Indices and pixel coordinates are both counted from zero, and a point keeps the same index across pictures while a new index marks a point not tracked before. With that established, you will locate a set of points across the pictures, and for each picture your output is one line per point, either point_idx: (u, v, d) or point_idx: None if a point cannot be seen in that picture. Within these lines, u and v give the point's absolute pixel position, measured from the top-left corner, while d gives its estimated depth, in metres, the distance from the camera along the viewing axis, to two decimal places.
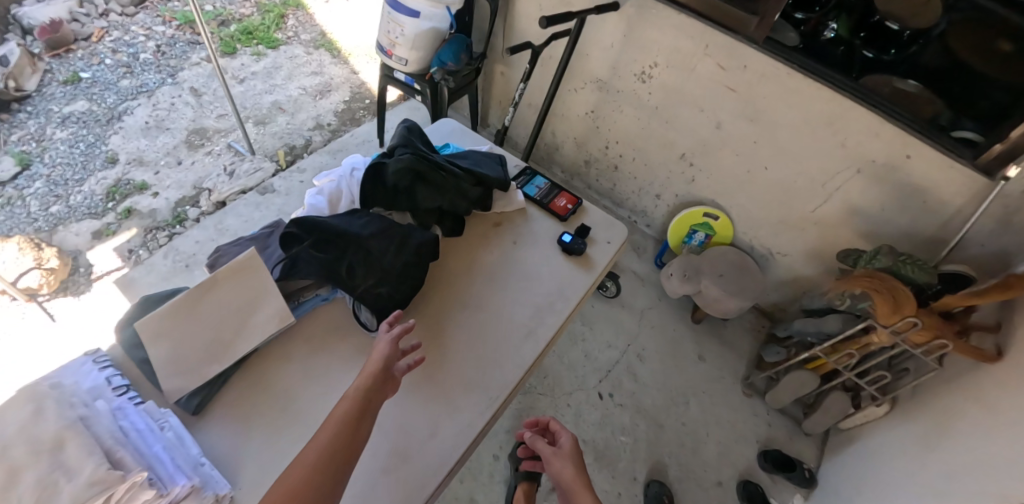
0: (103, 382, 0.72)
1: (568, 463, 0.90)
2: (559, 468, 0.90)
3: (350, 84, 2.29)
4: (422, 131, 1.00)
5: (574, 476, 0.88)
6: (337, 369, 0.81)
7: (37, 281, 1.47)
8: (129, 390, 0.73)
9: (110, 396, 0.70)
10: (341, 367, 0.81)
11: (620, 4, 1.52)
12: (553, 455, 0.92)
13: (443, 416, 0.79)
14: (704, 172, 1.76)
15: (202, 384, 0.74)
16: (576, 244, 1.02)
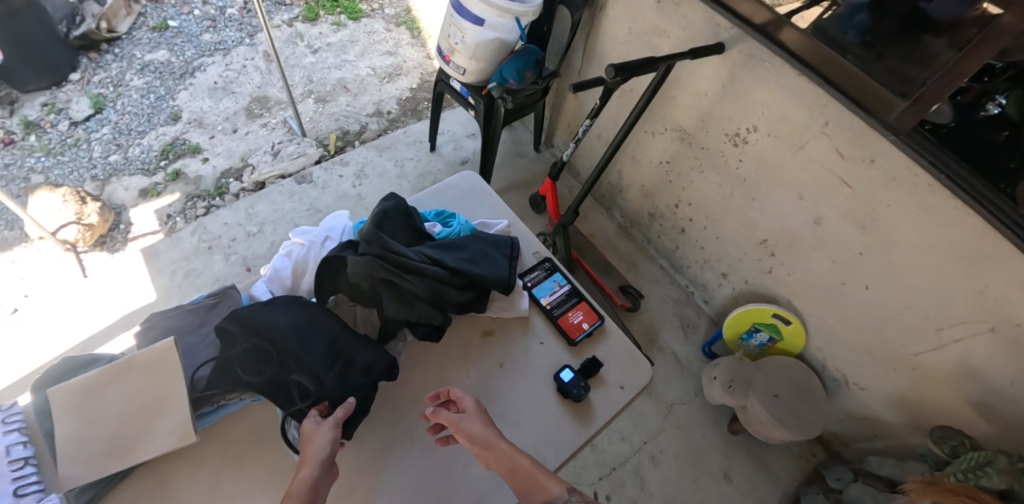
0: (2, 450, 0.67)
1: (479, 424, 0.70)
2: (472, 435, 0.69)
3: (422, 70, 2.09)
4: (406, 208, 0.82)
5: (494, 439, 0.68)
6: (245, 495, 0.71)
7: (74, 235, 1.54)
8: (27, 462, 0.68)
9: (3, 470, 0.65)
10: (250, 494, 0.71)
11: (722, 49, 1.22)
12: (456, 425, 0.69)
13: None
14: (786, 266, 1.44)
15: (99, 479, 0.68)
16: (575, 389, 0.82)
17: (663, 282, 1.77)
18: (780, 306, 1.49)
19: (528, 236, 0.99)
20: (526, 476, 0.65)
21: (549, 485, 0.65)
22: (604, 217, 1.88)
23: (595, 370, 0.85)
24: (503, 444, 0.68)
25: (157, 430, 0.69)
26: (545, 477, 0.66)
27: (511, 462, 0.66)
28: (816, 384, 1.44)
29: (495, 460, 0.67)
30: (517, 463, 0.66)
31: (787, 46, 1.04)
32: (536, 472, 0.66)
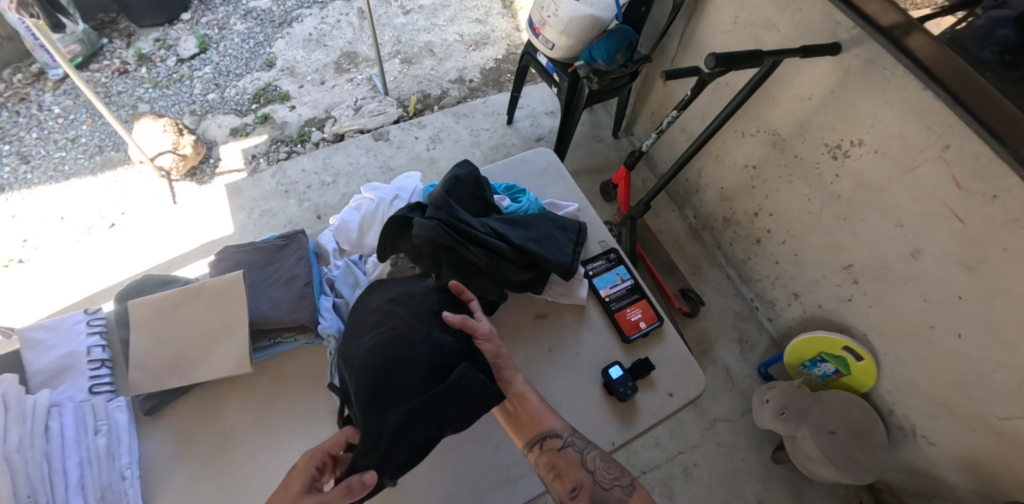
0: (84, 350, 0.78)
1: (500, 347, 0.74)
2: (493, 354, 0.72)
3: (508, 41, 2.06)
4: (481, 177, 0.81)
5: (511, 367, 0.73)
6: (288, 427, 0.78)
7: (170, 164, 1.69)
8: (103, 365, 0.78)
9: (84, 368, 0.76)
10: (293, 427, 0.77)
11: (837, 51, 1.11)
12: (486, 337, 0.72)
13: None
14: (868, 297, 1.31)
15: (160, 391, 0.76)
16: (623, 389, 0.79)
17: (727, 292, 1.67)
18: (854, 339, 1.37)
19: (596, 224, 0.95)
20: (535, 405, 0.71)
21: (554, 419, 0.71)
22: (674, 215, 1.79)
23: (646, 373, 0.81)
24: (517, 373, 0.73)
25: (217, 355, 0.74)
26: (550, 411, 0.72)
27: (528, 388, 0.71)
28: (880, 429, 1.32)
29: (509, 383, 0.71)
30: (529, 393, 0.72)
31: (914, 54, 0.95)
32: (544, 405, 0.72)
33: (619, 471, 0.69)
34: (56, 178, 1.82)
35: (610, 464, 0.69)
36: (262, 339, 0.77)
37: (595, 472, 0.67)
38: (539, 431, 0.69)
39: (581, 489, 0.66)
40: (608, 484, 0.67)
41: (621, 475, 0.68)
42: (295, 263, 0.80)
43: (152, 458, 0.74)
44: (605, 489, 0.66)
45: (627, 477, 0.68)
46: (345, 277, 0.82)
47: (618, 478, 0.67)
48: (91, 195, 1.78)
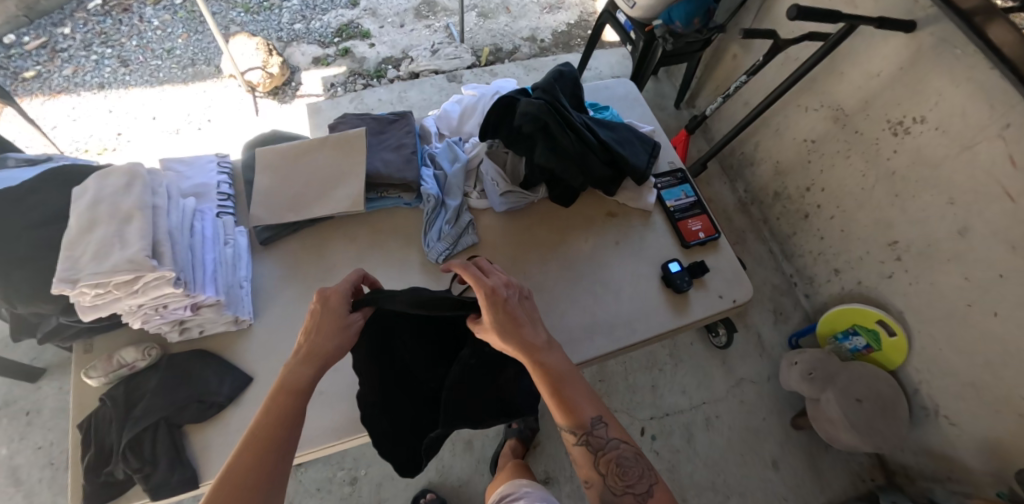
0: (214, 184, 0.88)
1: (520, 329, 0.67)
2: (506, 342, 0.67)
3: (582, 8, 2.13)
4: (576, 80, 0.89)
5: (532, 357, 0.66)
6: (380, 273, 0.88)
7: (258, 79, 1.79)
8: (228, 199, 0.88)
9: (214, 197, 0.86)
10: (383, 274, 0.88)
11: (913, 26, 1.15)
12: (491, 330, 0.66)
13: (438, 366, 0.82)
14: (909, 274, 1.34)
15: (277, 224, 0.86)
16: (680, 281, 0.87)
17: (767, 266, 1.72)
18: (889, 313, 1.40)
19: (668, 147, 1.03)
20: (557, 396, 0.66)
21: (580, 412, 0.66)
22: (725, 188, 1.85)
23: (701, 272, 0.89)
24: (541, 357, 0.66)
25: (333, 198, 0.85)
26: (578, 402, 0.66)
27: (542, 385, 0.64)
28: (903, 403, 1.36)
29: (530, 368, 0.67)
30: (552, 383, 0.66)
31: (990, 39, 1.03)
32: (568, 397, 0.66)
33: (642, 476, 0.65)
34: (150, 82, 1.88)
35: (633, 469, 0.65)
36: (369, 193, 0.89)
37: (608, 475, 0.65)
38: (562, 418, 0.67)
39: (592, 483, 0.66)
40: (621, 489, 0.64)
41: (639, 485, 0.64)
42: (404, 135, 0.91)
43: (263, 278, 0.86)
44: (614, 494, 0.64)
45: (645, 484, 0.64)
46: (445, 153, 0.93)
47: (636, 486, 0.64)
48: (182, 101, 1.84)
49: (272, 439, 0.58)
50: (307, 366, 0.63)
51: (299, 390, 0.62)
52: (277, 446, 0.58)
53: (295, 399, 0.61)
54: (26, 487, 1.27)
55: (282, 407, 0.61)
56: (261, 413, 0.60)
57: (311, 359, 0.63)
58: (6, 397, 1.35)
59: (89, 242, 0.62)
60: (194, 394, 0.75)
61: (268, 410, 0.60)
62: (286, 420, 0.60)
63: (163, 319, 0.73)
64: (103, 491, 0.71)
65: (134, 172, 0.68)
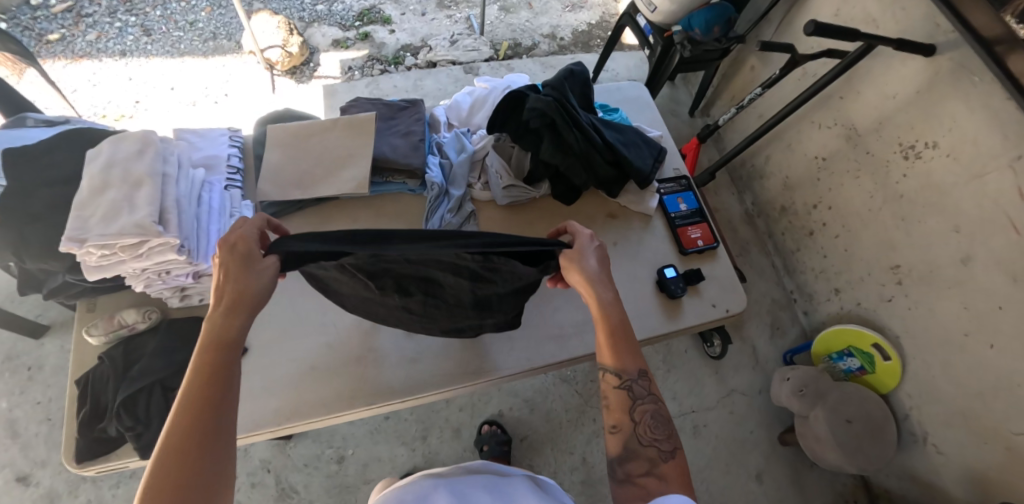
0: (223, 156, 0.90)
1: (597, 272, 0.67)
2: (584, 274, 0.67)
3: (604, 9, 2.12)
4: (587, 79, 0.90)
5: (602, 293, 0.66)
6: None
7: (277, 58, 1.81)
8: (237, 173, 0.90)
9: (222, 169, 0.88)
10: None
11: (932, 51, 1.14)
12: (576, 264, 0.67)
13: (429, 351, 0.83)
14: (908, 299, 1.33)
15: (281, 201, 0.88)
16: (674, 286, 0.88)
17: (768, 280, 1.72)
18: (885, 337, 1.40)
19: (673, 154, 1.04)
20: (610, 336, 0.65)
21: (624, 358, 0.65)
22: (733, 199, 1.84)
23: (696, 280, 0.90)
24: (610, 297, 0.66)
25: (339, 179, 0.86)
26: (625, 347, 0.65)
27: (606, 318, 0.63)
28: (891, 427, 1.36)
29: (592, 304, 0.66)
30: (609, 323, 0.65)
31: (1007, 68, 0.98)
32: (620, 338, 0.65)
33: (670, 434, 0.62)
34: (171, 53, 1.90)
35: (662, 424, 0.63)
36: (375, 177, 0.90)
37: (639, 425, 0.62)
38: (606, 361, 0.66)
39: (619, 429, 0.63)
40: (648, 441, 0.62)
41: (666, 442, 0.61)
42: (413, 122, 0.92)
43: None
44: (641, 444, 0.62)
45: (672, 444, 0.62)
46: (452, 143, 0.94)
47: (662, 441, 0.62)
48: (201, 74, 1.86)
49: (205, 400, 0.50)
50: (234, 317, 0.55)
51: (229, 344, 0.54)
52: (210, 406, 0.50)
53: (225, 356, 0.54)
54: (23, 440, 1.30)
55: (214, 364, 0.53)
56: (188, 379, 0.51)
57: (238, 308, 0.56)
58: (10, 351, 1.39)
59: (99, 205, 0.64)
60: (190, 360, 0.77)
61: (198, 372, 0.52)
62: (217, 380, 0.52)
63: (166, 284, 0.75)
64: (96, 446, 0.73)
65: (146, 139, 0.70)
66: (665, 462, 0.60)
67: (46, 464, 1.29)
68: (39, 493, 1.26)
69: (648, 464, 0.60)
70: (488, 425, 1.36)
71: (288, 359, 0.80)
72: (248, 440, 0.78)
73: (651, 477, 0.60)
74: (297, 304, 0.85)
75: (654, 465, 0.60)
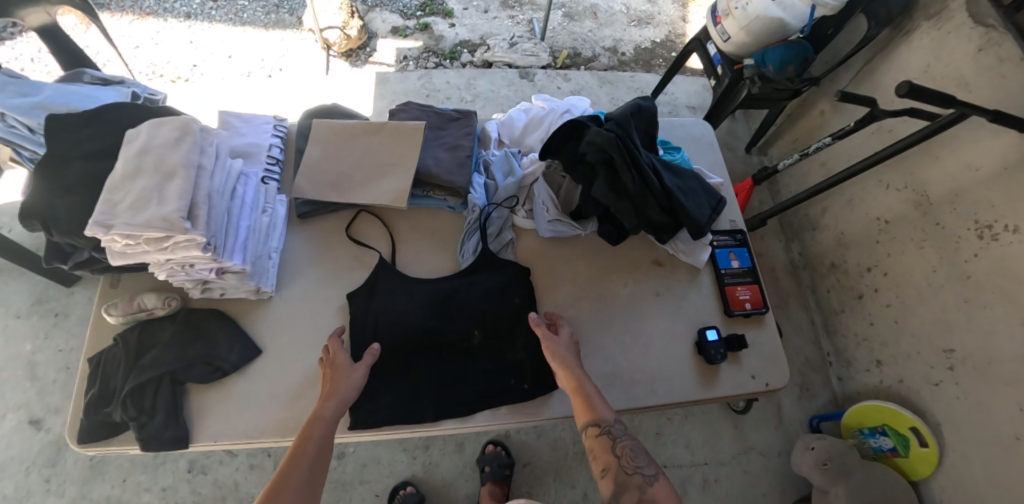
0: (265, 146, 0.87)
1: (567, 348, 0.76)
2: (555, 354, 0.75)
3: (672, 28, 2.04)
4: (652, 117, 0.84)
5: (573, 364, 0.73)
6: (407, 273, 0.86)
7: (335, 39, 1.79)
8: (276, 165, 0.87)
9: (262, 160, 0.86)
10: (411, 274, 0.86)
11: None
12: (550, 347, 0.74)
13: None
14: (958, 388, 1.20)
15: (317, 201, 0.85)
16: (714, 352, 0.82)
17: (804, 337, 1.61)
18: (925, 422, 1.26)
19: (732, 204, 0.98)
20: (583, 397, 0.70)
21: (598, 407, 0.69)
22: (779, 246, 1.73)
23: (738, 347, 0.83)
24: (577, 366, 0.73)
25: (377, 187, 0.83)
26: (595, 398, 0.70)
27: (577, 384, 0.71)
28: None
29: (566, 378, 0.72)
30: (578, 382, 0.72)
31: None
32: (589, 393, 0.70)
33: (650, 462, 0.65)
34: (233, 21, 1.90)
35: (641, 454, 0.66)
36: (416, 189, 0.87)
37: (621, 458, 0.65)
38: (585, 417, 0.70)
39: (607, 471, 0.65)
40: (631, 471, 0.64)
41: (651, 468, 0.64)
42: (462, 136, 0.88)
43: (293, 254, 0.85)
44: (627, 474, 0.64)
45: (654, 466, 0.64)
46: (501, 164, 0.89)
47: (645, 468, 0.65)
48: (259, 45, 1.86)
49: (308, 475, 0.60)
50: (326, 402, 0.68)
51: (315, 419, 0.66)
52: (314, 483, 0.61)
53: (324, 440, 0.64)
54: (41, 384, 1.32)
55: (313, 444, 0.63)
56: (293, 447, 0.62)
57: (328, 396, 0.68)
58: (40, 295, 1.41)
59: (130, 192, 0.63)
60: (202, 354, 0.75)
61: (296, 445, 0.63)
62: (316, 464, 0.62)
63: (188, 276, 0.73)
64: (99, 429, 0.74)
65: (186, 127, 0.68)
66: (651, 485, 0.62)
67: (58, 412, 1.30)
68: (49, 439, 1.27)
69: (638, 493, 0.62)
70: (493, 444, 1.31)
71: (298, 369, 0.78)
72: (246, 444, 0.77)
73: (646, 503, 0.61)
74: (318, 311, 0.82)
75: (643, 491, 0.62)
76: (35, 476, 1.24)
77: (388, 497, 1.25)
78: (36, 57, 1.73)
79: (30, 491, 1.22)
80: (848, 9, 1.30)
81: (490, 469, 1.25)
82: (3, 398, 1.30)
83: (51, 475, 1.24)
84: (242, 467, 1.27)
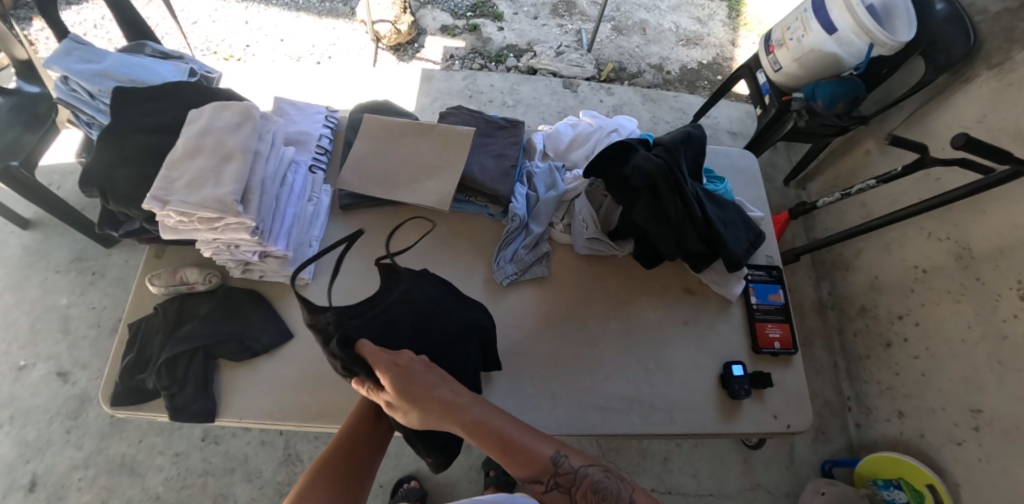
0: (316, 135, 0.90)
1: (446, 389, 0.61)
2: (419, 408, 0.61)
3: (721, 51, 2.02)
4: (699, 146, 0.83)
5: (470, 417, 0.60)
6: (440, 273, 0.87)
7: (385, 32, 1.81)
8: (325, 155, 0.90)
9: (311, 148, 0.88)
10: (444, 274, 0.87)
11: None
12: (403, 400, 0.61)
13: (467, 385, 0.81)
14: (982, 450, 1.15)
15: (361, 196, 0.87)
16: (738, 387, 0.81)
17: (824, 378, 1.58)
18: (944, 481, 1.21)
19: (770, 239, 0.97)
20: (504, 451, 0.61)
21: (533, 457, 0.61)
22: (808, 282, 1.70)
23: (764, 385, 0.82)
24: (469, 413, 0.60)
25: (422, 188, 0.85)
26: (524, 447, 0.61)
27: (483, 437, 0.60)
28: None
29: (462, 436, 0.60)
30: (494, 433, 0.60)
31: None
32: (513, 442, 0.61)
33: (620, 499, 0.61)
34: (289, 6, 1.95)
35: (608, 500, 0.61)
36: (458, 194, 0.89)
37: None
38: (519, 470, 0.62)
39: None
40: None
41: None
42: (508, 145, 0.90)
43: (331, 243, 0.87)
44: None
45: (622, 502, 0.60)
46: (544, 177, 0.91)
47: None
48: (311, 32, 1.90)
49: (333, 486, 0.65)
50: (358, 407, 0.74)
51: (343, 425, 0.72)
52: (347, 487, 0.66)
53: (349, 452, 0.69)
54: (72, 339, 1.37)
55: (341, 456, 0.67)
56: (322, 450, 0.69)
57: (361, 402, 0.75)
58: (80, 253, 1.46)
59: (189, 171, 0.65)
60: (237, 331, 0.77)
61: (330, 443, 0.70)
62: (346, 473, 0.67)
63: (232, 256, 0.75)
64: (132, 394, 0.76)
65: (248, 113, 0.71)
66: None
67: (85, 367, 1.34)
68: (73, 392, 1.31)
69: None
70: None
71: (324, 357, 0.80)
72: (269, 425, 0.79)
73: None
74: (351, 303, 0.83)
75: None
76: (57, 426, 1.28)
77: (391, 489, 1.26)
78: (99, 24, 1.79)
79: (50, 440, 1.27)
80: (905, 50, 1.27)
81: (493, 474, 1.25)
82: (36, 348, 1.35)
83: (72, 427, 1.28)
84: (253, 442, 1.30)
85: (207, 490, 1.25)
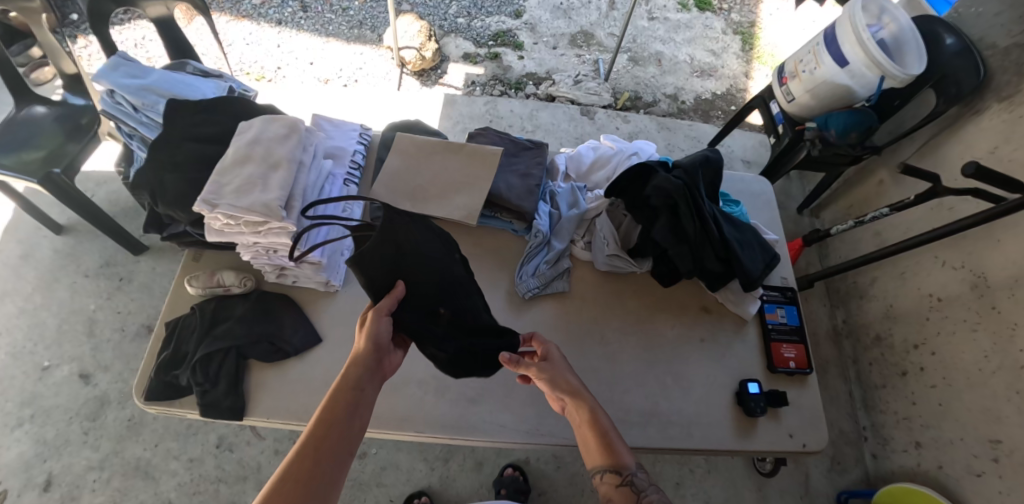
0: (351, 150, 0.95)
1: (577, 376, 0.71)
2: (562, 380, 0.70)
3: (735, 82, 2.07)
4: (716, 169, 0.87)
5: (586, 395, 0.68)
6: None
7: (410, 58, 1.90)
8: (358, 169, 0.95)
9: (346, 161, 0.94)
10: None
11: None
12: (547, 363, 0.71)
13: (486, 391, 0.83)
14: (1001, 481, 1.13)
15: None
16: (754, 405, 0.82)
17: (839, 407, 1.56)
18: None
19: (785, 261, 0.99)
20: (601, 438, 0.64)
21: (620, 453, 0.63)
22: (823, 310, 1.70)
23: (778, 404, 0.83)
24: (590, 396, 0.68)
25: (451, 203, 0.89)
26: (618, 444, 0.64)
27: (593, 419, 0.65)
28: None
29: (578, 410, 0.67)
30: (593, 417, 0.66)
31: None
32: (610, 435, 0.64)
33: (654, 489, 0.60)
34: (319, 32, 2.05)
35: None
36: (484, 210, 0.93)
37: None
38: (604, 462, 0.63)
39: None
40: None
41: None
42: (534, 165, 0.95)
43: None
44: None
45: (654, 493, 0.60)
46: (566, 196, 0.95)
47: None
48: (339, 56, 1.99)
49: (332, 451, 0.56)
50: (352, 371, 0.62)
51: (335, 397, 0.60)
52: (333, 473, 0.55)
53: (351, 410, 0.59)
54: (96, 341, 1.40)
55: (343, 414, 0.59)
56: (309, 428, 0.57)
57: (356, 366, 0.62)
58: (110, 259, 1.51)
59: (239, 176, 0.70)
60: (268, 333, 0.81)
61: (323, 416, 0.58)
62: (342, 435, 0.58)
63: (269, 261, 0.80)
64: (165, 390, 0.79)
65: (294, 126, 0.77)
66: None
67: (107, 370, 1.38)
68: (93, 393, 1.34)
69: None
70: (511, 468, 1.30)
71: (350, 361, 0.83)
72: (294, 426, 0.81)
73: None
74: None
75: None
76: (76, 427, 1.30)
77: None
78: (140, 43, 1.90)
79: (68, 439, 1.29)
80: (916, 83, 1.30)
81: (504, 493, 1.24)
82: (61, 349, 1.39)
83: (89, 429, 1.31)
84: (267, 450, 1.31)
85: (218, 497, 1.26)
